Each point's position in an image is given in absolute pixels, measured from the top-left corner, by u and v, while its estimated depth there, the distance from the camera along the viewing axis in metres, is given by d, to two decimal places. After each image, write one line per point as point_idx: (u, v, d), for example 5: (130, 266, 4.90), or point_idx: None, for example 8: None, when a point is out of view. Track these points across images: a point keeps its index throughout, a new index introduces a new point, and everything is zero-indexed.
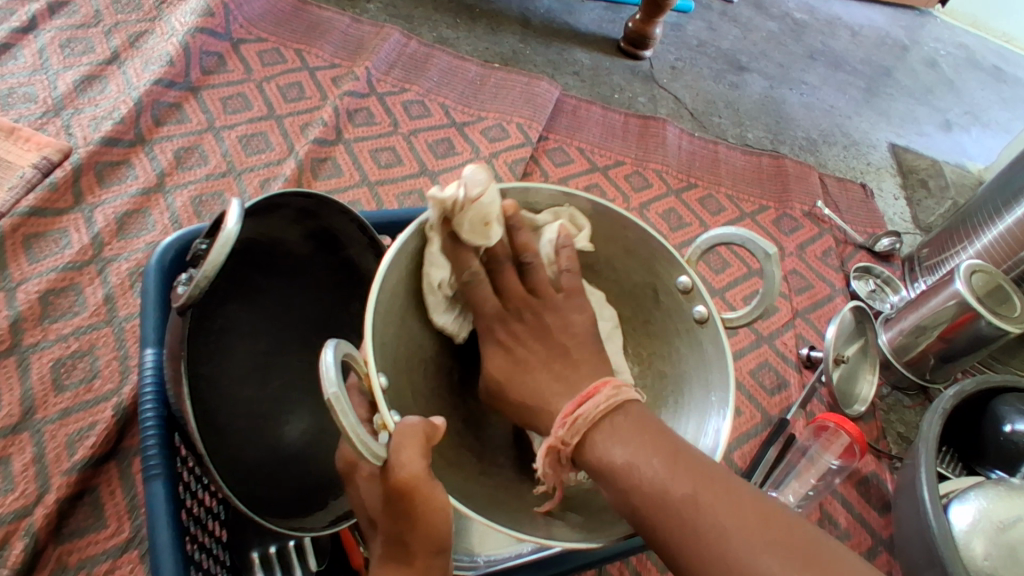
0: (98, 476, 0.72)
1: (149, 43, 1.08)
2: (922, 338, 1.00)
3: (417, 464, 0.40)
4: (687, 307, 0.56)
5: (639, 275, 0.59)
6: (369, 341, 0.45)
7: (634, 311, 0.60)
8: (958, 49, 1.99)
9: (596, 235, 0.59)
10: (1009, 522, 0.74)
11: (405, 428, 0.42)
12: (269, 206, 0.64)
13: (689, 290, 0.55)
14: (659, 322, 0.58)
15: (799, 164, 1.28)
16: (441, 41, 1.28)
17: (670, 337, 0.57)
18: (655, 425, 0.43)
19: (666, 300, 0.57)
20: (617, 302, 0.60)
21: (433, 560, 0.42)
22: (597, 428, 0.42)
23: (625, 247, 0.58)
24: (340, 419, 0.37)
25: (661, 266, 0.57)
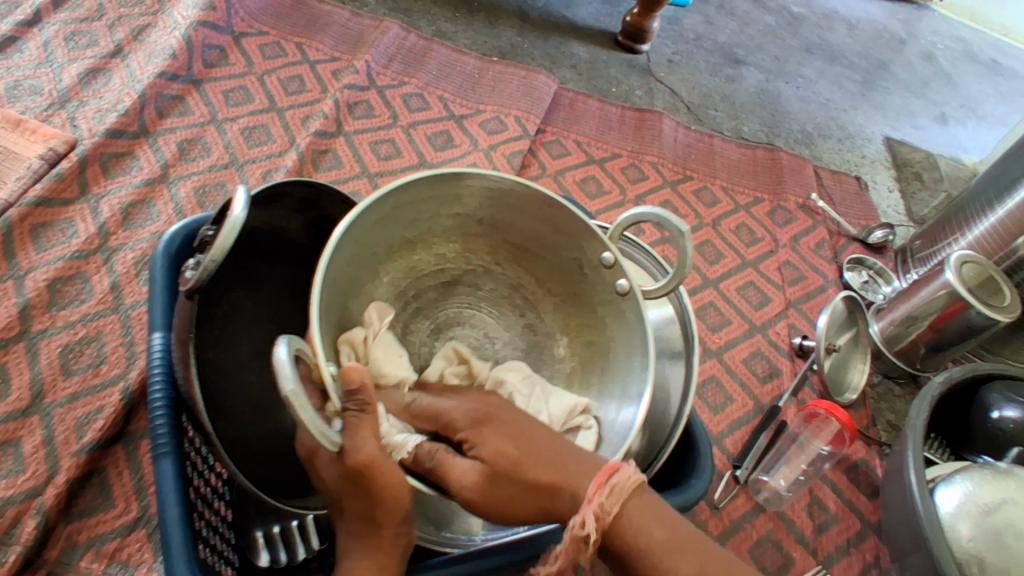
0: (105, 458, 0.75)
1: (152, 37, 1.10)
2: (913, 328, 1.02)
3: (370, 445, 0.46)
4: (611, 279, 0.58)
5: (564, 250, 0.60)
6: (312, 334, 0.48)
7: (565, 281, 0.61)
8: (955, 42, 2.00)
9: (520, 213, 0.59)
10: (994, 505, 0.76)
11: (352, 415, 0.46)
12: (271, 194, 0.66)
13: (611, 265, 0.57)
14: (586, 290, 0.60)
15: (794, 157, 1.29)
16: (440, 34, 1.30)
17: (597, 304, 0.60)
18: (661, 509, 0.47)
19: (592, 272, 0.59)
20: (550, 274, 0.62)
21: (398, 530, 0.49)
22: (632, 505, 0.46)
23: (549, 222, 0.59)
24: (300, 414, 0.40)
25: (584, 242, 0.58)
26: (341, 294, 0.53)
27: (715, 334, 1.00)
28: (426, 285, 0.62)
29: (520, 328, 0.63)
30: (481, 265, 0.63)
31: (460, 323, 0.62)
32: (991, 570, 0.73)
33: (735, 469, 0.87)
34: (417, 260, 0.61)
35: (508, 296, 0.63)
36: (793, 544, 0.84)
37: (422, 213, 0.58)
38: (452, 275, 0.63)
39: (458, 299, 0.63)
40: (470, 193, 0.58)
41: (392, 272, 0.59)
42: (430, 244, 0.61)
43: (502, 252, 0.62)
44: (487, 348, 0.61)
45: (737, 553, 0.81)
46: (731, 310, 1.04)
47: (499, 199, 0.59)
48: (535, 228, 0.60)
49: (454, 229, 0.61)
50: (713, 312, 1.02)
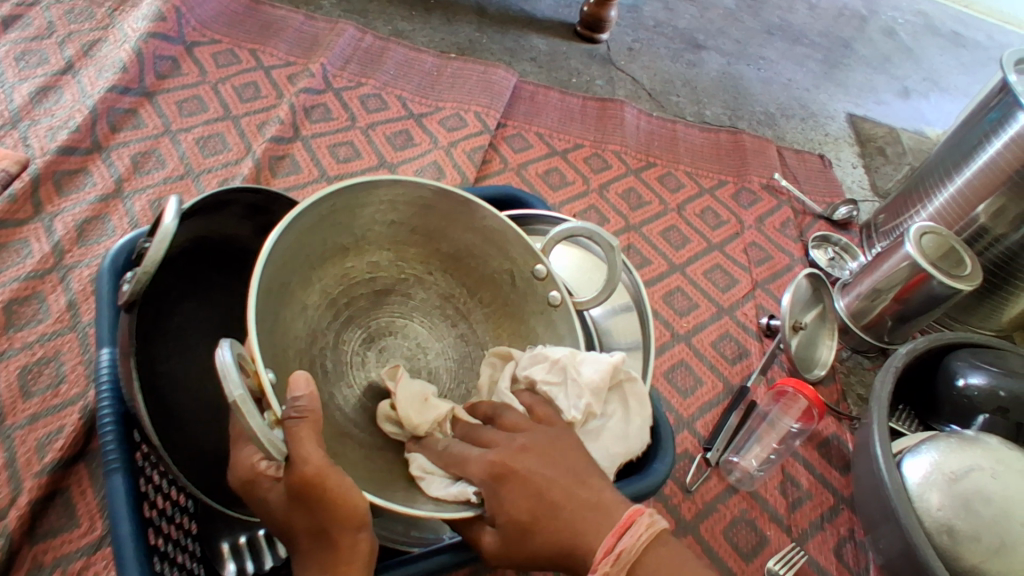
0: (68, 478, 0.74)
1: (103, 51, 1.08)
2: (878, 301, 1.03)
3: (317, 456, 0.41)
4: (543, 290, 0.61)
5: (496, 262, 0.62)
6: (251, 341, 0.45)
7: (495, 292, 0.63)
8: (917, 16, 2.01)
9: (455, 223, 0.61)
10: (960, 472, 0.76)
11: (293, 424, 0.42)
12: (218, 202, 0.64)
13: (545, 276, 0.61)
14: (516, 301, 0.63)
15: (756, 139, 1.30)
16: (397, 33, 1.29)
17: (525, 315, 0.63)
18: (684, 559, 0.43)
19: (521, 282, 0.62)
20: (480, 284, 0.63)
21: (356, 536, 0.44)
22: (642, 561, 0.42)
23: (482, 234, 0.61)
24: (248, 420, 0.39)
25: (517, 254, 0.61)
26: (276, 298, 0.50)
27: (683, 319, 1.00)
28: (358, 293, 0.59)
29: (452, 338, 0.63)
30: (413, 275, 0.62)
31: (392, 332, 0.61)
32: (960, 538, 0.73)
33: (705, 451, 0.87)
34: (351, 267, 0.58)
35: (440, 307, 0.63)
36: (767, 523, 0.84)
37: (358, 217, 0.57)
38: (384, 284, 0.61)
39: (390, 308, 0.61)
40: (407, 202, 0.59)
41: (324, 278, 0.56)
42: (364, 250, 0.59)
43: (434, 261, 0.62)
44: (420, 359, 0.60)
45: (711, 535, 0.81)
46: (699, 294, 1.04)
47: (437, 210, 0.60)
48: (467, 238, 0.62)
49: (389, 236, 0.60)
50: (680, 296, 1.03)
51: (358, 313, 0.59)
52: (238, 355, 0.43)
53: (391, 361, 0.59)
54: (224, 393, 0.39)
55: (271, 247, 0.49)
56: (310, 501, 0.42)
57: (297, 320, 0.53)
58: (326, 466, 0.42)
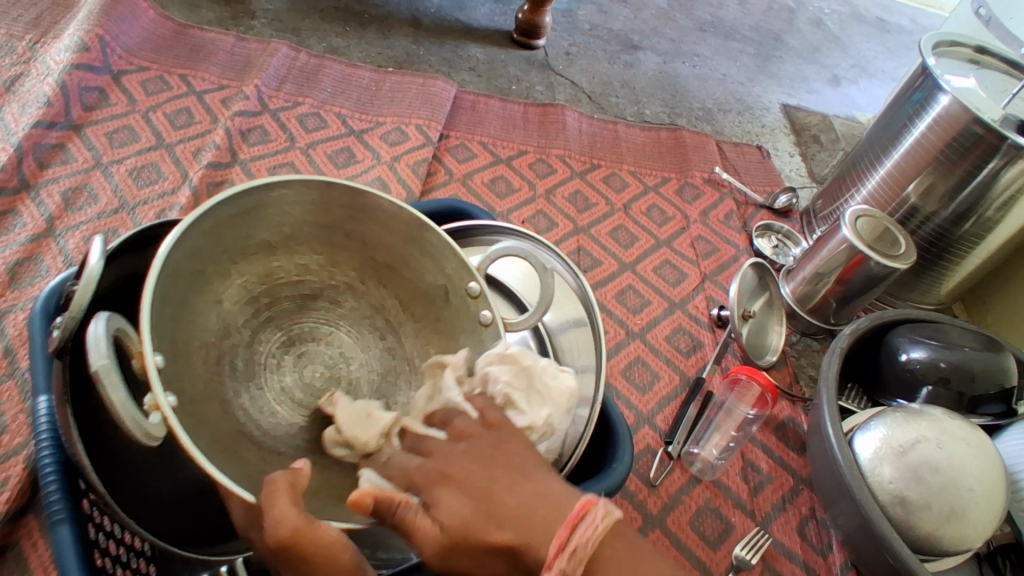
0: (17, 531, 0.71)
1: (25, 85, 1.04)
2: (821, 284, 1.06)
3: (292, 516, 0.40)
4: (475, 310, 0.60)
5: (430, 274, 0.60)
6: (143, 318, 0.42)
7: (428, 306, 0.61)
8: (842, 5, 2.09)
9: (388, 231, 0.59)
10: (908, 445, 0.79)
11: (269, 485, 0.41)
12: (147, 238, 0.63)
13: (477, 295, 0.59)
14: (449, 318, 0.60)
15: (696, 134, 1.33)
16: (333, 50, 1.28)
17: (456, 333, 0.60)
18: (635, 550, 0.41)
19: (455, 300, 0.60)
20: (413, 297, 0.61)
21: None
22: (597, 555, 0.40)
23: (414, 241, 0.59)
24: (103, 388, 0.40)
25: (450, 269, 0.59)
26: (182, 286, 0.47)
27: (637, 316, 1.02)
28: (283, 295, 0.56)
29: (378, 351, 0.59)
30: (345, 282, 0.59)
31: (315, 338, 0.57)
32: (913, 508, 0.76)
33: (667, 445, 0.88)
34: (275, 267, 0.55)
35: (370, 317, 0.60)
36: (731, 509, 0.86)
37: (282, 213, 0.54)
38: (312, 288, 0.57)
39: (316, 313, 0.58)
40: (338, 203, 0.56)
41: (245, 273, 0.53)
42: (291, 250, 0.56)
43: (367, 270, 0.59)
44: (342, 370, 0.57)
45: (678, 527, 0.82)
46: (650, 290, 1.06)
47: (370, 217, 0.58)
48: (402, 249, 0.59)
49: (321, 239, 0.57)
50: (632, 294, 1.04)
51: (281, 313, 0.56)
52: (119, 331, 0.45)
53: (309, 367, 0.56)
54: (89, 361, 0.41)
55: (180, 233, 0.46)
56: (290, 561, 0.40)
57: (207, 313, 0.50)
58: (299, 523, 0.40)
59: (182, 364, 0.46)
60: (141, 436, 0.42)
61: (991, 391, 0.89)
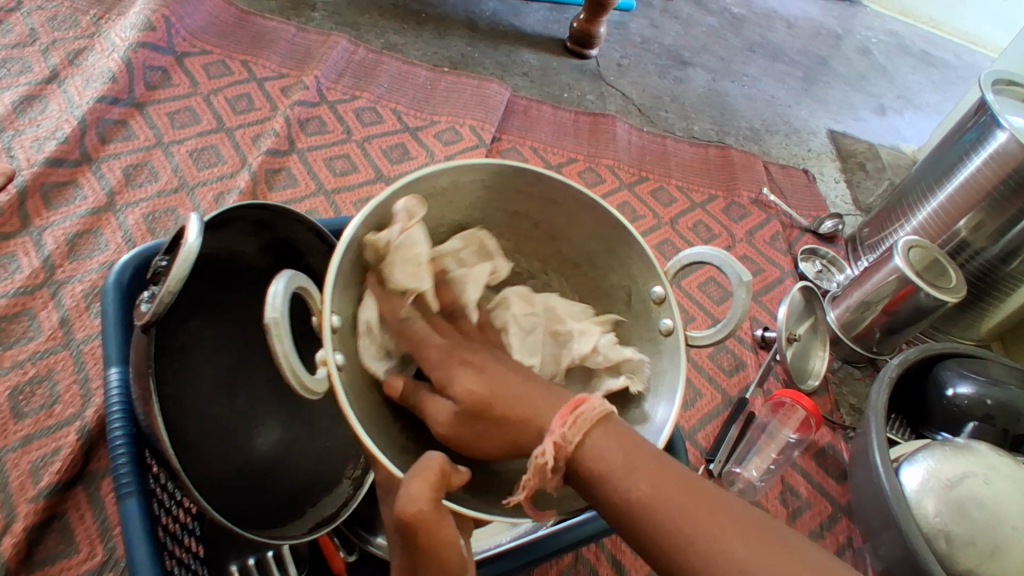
0: (65, 503, 0.69)
1: (90, 60, 1.05)
2: (867, 313, 1.06)
3: (424, 503, 0.40)
4: (656, 317, 0.56)
5: (615, 276, 0.59)
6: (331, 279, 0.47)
7: (609, 307, 0.61)
8: (889, 36, 2.09)
9: (578, 229, 0.59)
10: (956, 479, 0.78)
11: (422, 464, 0.42)
12: (223, 219, 0.61)
13: (660, 301, 0.56)
14: (629, 323, 0.59)
15: (744, 154, 1.33)
16: (390, 47, 1.29)
17: (632, 336, 0.59)
18: (634, 436, 0.42)
19: (637, 305, 0.58)
20: (593, 293, 0.62)
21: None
22: (589, 440, 0.40)
23: (606, 243, 0.58)
24: (273, 341, 0.43)
25: (637, 272, 0.57)
26: (378, 258, 0.53)
27: None
28: None
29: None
30: (529, 270, 0.64)
31: None
32: (957, 543, 0.76)
33: (708, 462, 0.87)
34: (464, 251, 0.61)
35: None
36: None
37: (474, 196, 0.58)
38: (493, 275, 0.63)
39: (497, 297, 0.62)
40: (531, 194, 0.57)
41: (436, 253, 0.59)
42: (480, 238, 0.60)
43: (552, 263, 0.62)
44: None
45: None
46: (695, 307, 1.05)
47: (561, 211, 0.58)
48: (590, 248, 0.59)
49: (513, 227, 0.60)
50: (677, 309, 1.04)
51: None
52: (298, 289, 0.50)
53: None
54: (264, 312, 0.44)
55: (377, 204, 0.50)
56: (413, 542, 0.40)
57: None
58: (431, 510, 0.40)
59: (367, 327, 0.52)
60: (301, 389, 0.45)
61: None
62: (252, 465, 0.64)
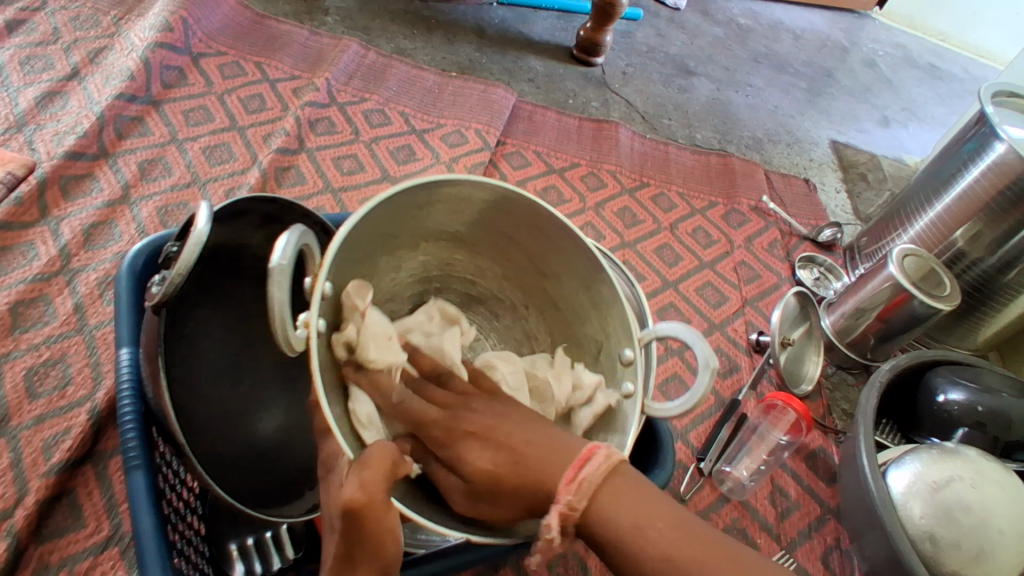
0: (75, 479, 0.72)
1: (109, 59, 1.09)
2: (862, 319, 1.07)
3: (377, 489, 0.41)
4: (622, 377, 0.55)
5: (592, 330, 0.59)
6: (331, 248, 0.46)
7: (576, 354, 0.61)
8: (896, 49, 2.11)
9: (570, 273, 0.58)
10: (942, 482, 0.80)
11: (378, 451, 0.42)
12: (235, 211, 0.64)
13: (628, 364, 0.55)
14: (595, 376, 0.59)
15: (745, 162, 1.35)
16: (399, 51, 1.32)
17: None
18: (644, 482, 0.42)
19: (605, 361, 0.58)
20: (565, 339, 0.61)
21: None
22: (603, 493, 0.41)
23: (591, 293, 0.58)
24: (271, 287, 0.43)
25: (614, 335, 0.56)
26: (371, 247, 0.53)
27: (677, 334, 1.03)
28: (452, 286, 0.64)
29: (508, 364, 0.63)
30: (511, 301, 0.64)
31: None
32: (942, 545, 0.77)
33: (699, 461, 0.89)
34: (457, 260, 0.62)
35: (518, 340, 0.64)
36: (758, 531, 0.87)
37: (479, 216, 0.57)
38: (479, 292, 0.64)
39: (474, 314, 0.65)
40: (537, 229, 0.57)
41: (429, 256, 0.60)
42: (476, 254, 0.61)
43: (536, 298, 0.62)
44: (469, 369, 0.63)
45: None
46: (690, 310, 1.07)
47: (559, 249, 0.57)
48: (574, 292, 0.59)
49: (507, 254, 0.60)
50: (673, 312, 1.06)
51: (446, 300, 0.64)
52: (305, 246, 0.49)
53: None
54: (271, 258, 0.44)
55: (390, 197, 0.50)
56: (353, 529, 0.40)
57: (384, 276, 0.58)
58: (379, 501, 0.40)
59: None
60: (282, 343, 0.45)
61: None
62: (253, 448, 0.66)
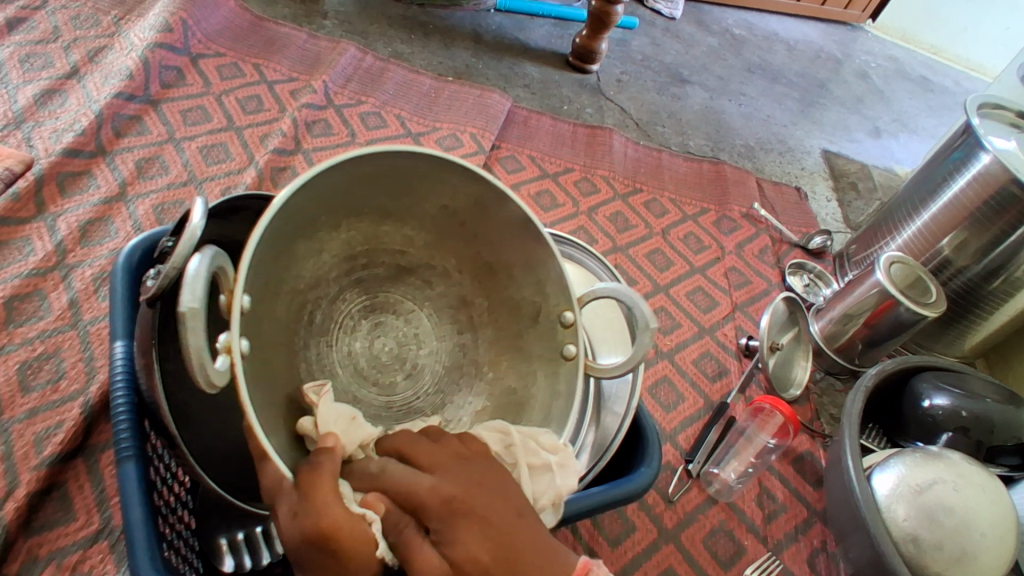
0: (66, 473, 0.72)
1: (109, 58, 1.10)
2: (849, 325, 1.08)
3: (335, 508, 0.41)
4: (562, 340, 0.59)
5: (529, 291, 0.60)
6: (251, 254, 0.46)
7: (514, 321, 0.61)
8: (887, 62, 2.14)
9: (508, 234, 0.59)
10: (925, 485, 0.81)
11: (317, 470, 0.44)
12: (231, 208, 0.65)
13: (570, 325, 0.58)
14: (532, 338, 0.61)
15: (737, 170, 1.36)
16: (397, 55, 1.34)
17: (530, 356, 0.60)
18: None
19: (544, 324, 0.60)
20: (501, 305, 0.62)
21: None
22: None
23: (527, 258, 0.59)
24: (185, 334, 0.40)
25: (552, 291, 0.59)
26: (293, 234, 0.51)
27: (667, 338, 1.04)
28: (380, 260, 0.59)
29: (451, 343, 0.62)
30: (441, 268, 0.61)
31: (394, 310, 0.61)
32: (925, 547, 0.78)
33: (687, 463, 0.90)
34: (383, 235, 0.58)
35: (453, 309, 0.62)
36: (745, 533, 0.88)
37: (411, 182, 0.56)
38: (410, 262, 0.61)
39: (404, 288, 0.61)
40: (471, 197, 0.58)
41: (353, 232, 0.56)
42: (403, 222, 0.59)
43: (471, 263, 0.61)
44: (408, 352, 0.60)
45: (692, 544, 0.84)
46: (681, 314, 1.08)
47: (485, 203, 0.58)
48: (512, 253, 0.60)
49: (436, 220, 0.60)
50: (664, 316, 1.07)
51: (377, 279, 0.60)
52: (220, 268, 0.46)
53: (381, 338, 0.60)
54: (181, 300, 0.41)
55: (318, 180, 0.49)
56: (323, 555, 0.40)
57: (307, 260, 0.53)
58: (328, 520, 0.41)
59: (269, 305, 0.50)
60: (202, 380, 0.42)
61: (1009, 443, 0.91)
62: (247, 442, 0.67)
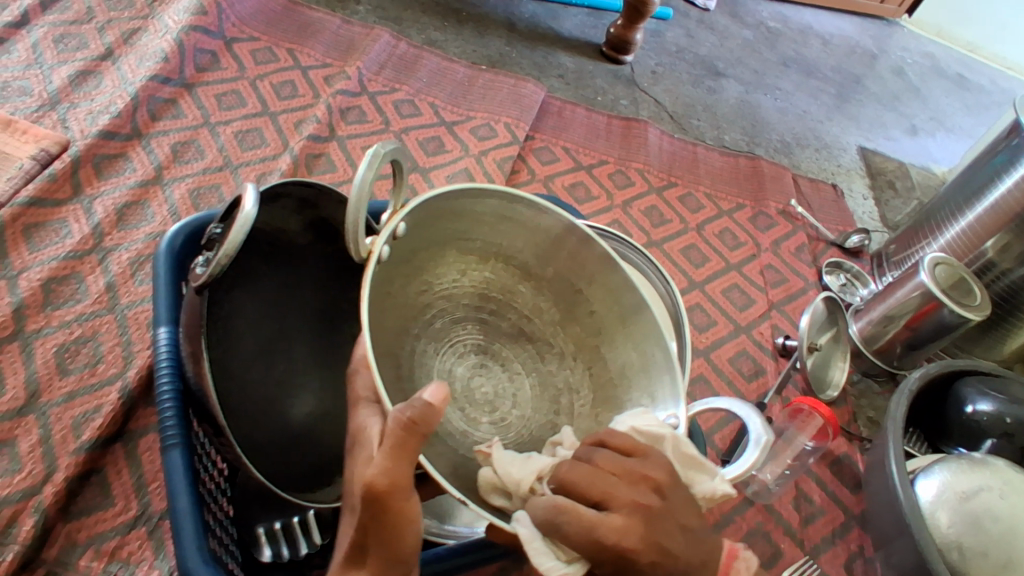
0: (104, 457, 0.72)
1: (143, 40, 1.09)
2: (890, 327, 1.06)
3: (400, 472, 0.38)
4: None
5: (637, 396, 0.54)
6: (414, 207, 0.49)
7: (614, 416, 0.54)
8: (924, 58, 2.09)
9: (632, 346, 0.55)
10: (970, 492, 0.79)
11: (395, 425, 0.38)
12: (271, 195, 0.63)
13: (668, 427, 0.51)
14: None
15: (774, 165, 1.34)
16: (430, 43, 1.32)
17: None
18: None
19: None
20: (607, 403, 0.55)
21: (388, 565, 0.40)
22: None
23: (645, 364, 0.54)
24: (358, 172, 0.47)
25: (660, 394, 0.53)
26: (438, 235, 0.53)
27: (703, 335, 1.03)
28: (506, 316, 0.57)
29: (545, 419, 0.55)
30: (559, 351, 0.57)
31: (501, 364, 0.57)
32: (970, 555, 0.76)
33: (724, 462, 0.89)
34: (518, 292, 0.57)
35: (558, 393, 0.56)
36: (782, 536, 0.86)
37: (556, 250, 0.56)
38: (532, 331, 0.58)
39: (518, 351, 0.57)
40: (612, 293, 0.56)
41: (493, 274, 0.57)
42: (540, 290, 0.57)
43: (587, 352, 0.57)
44: (499, 404, 0.55)
45: None
46: (717, 312, 1.07)
47: (619, 300, 0.55)
48: (629, 356, 0.55)
49: (568, 300, 0.57)
50: (700, 313, 1.05)
51: (495, 330, 0.57)
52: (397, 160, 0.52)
53: (479, 382, 0.55)
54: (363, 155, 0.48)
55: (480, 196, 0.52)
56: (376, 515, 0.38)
57: (440, 271, 0.54)
58: (401, 487, 0.38)
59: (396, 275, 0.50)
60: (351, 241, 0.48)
61: None
62: (288, 430, 0.66)
